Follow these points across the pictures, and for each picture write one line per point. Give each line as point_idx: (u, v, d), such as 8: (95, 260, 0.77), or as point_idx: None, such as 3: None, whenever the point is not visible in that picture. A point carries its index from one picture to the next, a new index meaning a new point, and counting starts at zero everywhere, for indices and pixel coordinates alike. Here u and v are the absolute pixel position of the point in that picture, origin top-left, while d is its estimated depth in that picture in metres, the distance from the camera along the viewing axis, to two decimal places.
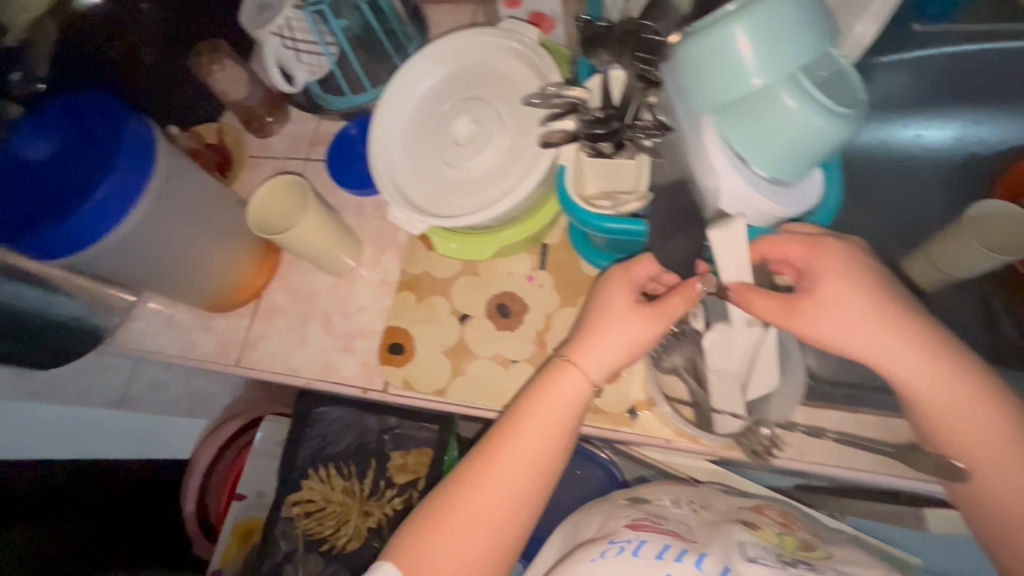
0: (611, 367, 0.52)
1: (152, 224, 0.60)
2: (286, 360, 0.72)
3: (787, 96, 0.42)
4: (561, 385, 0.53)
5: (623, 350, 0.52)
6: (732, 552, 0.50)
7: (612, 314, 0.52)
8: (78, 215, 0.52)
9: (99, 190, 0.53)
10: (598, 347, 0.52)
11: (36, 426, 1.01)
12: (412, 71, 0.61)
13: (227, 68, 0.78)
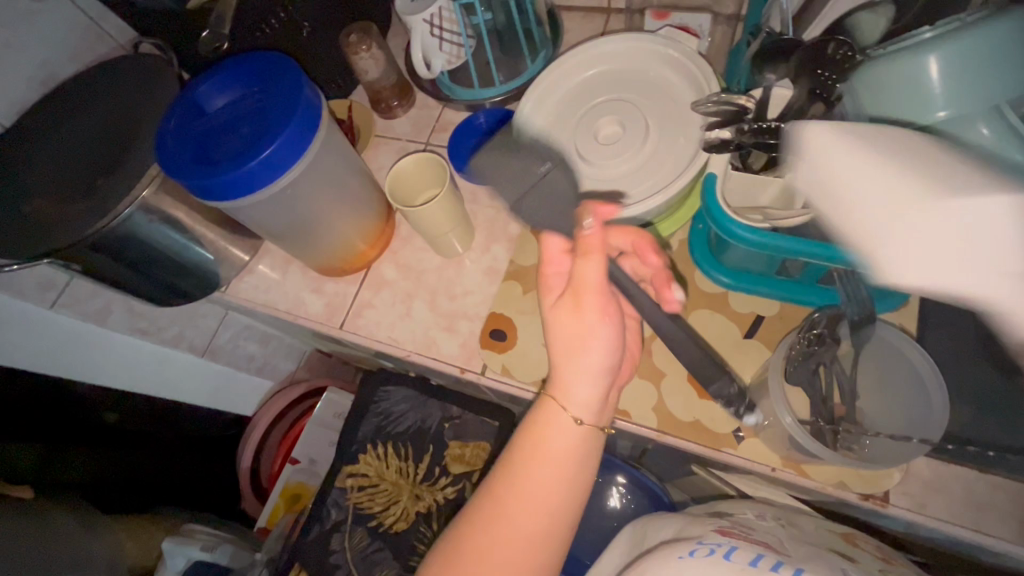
0: (588, 379, 0.54)
1: (300, 182, 0.64)
2: (389, 329, 0.75)
3: (982, 125, 0.42)
4: (549, 422, 0.53)
5: (590, 361, 0.54)
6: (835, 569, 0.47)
7: (577, 328, 0.54)
8: (250, 163, 0.56)
9: (272, 144, 0.56)
10: (575, 373, 0.54)
11: (134, 361, 1.08)
12: (562, 67, 0.63)
13: (373, 50, 0.82)
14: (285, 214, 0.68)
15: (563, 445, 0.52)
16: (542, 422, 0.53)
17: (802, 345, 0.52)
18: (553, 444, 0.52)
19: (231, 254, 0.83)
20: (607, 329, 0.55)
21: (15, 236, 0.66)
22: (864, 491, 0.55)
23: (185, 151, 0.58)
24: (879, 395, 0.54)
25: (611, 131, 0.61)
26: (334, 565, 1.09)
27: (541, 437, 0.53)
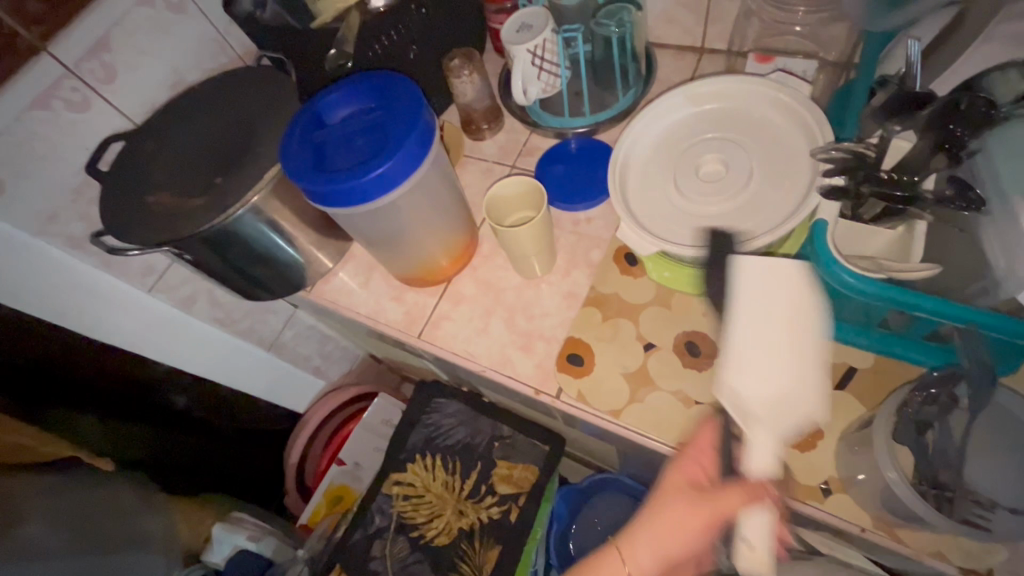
0: (652, 555, 0.53)
1: (405, 196, 0.67)
2: (466, 344, 0.76)
3: None
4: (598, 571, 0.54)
5: (666, 549, 0.53)
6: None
7: (667, 507, 0.54)
8: (367, 172, 0.59)
9: (391, 158, 0.60)
10: (648, 544, 0.53)
11: (208, 354, 1.11)
12: (668, 104, 0.65)
13: (472, 74, 0.86)
14: (384, 224, 0.71)
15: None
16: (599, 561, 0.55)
17: (917, 404, 0.50)
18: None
19: (319, 258, 0.87)
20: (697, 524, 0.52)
21: (140, 223, 0.71)
22: (964, 565, 0.52)
23: (306, 158, 0.63)
24: (1000, 467, 0.51)
25: (712, 170, 0.61)
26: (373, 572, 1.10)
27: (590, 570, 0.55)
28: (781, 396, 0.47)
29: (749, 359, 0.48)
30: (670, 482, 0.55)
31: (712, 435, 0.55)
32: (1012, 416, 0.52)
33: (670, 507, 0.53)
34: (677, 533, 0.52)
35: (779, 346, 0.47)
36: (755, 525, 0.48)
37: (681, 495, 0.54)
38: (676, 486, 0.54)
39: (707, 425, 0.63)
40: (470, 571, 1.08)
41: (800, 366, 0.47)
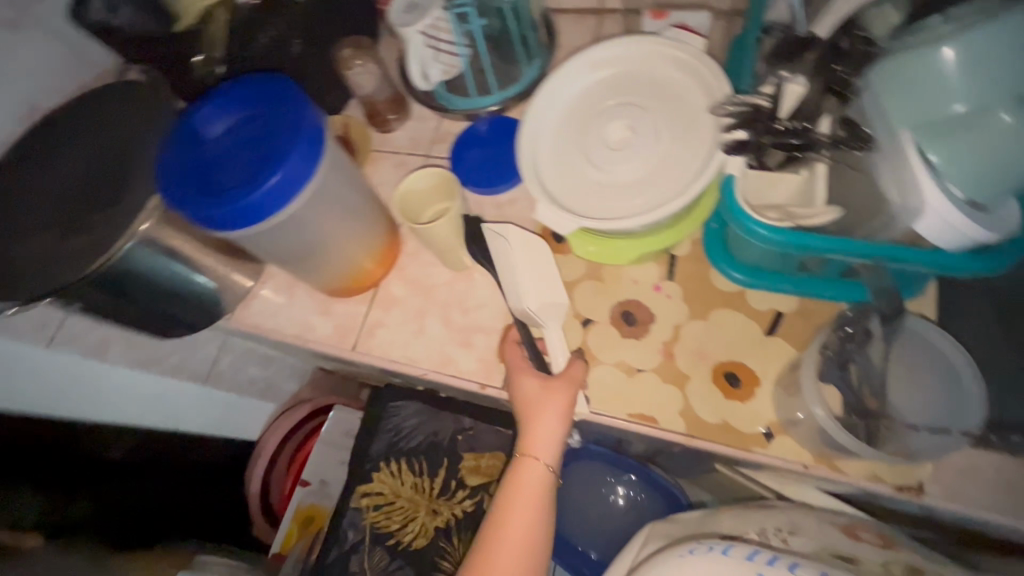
0: (550, 439, 0.61)
1: (305, 207, 0.62)
2: (403, 349, 0.73)
3: (1004, 113, 0.41)
4: (523, 475, 0.59)
5: (555, 429, 0.61)
6: (832, 566, 0.44)
7: (534, 400, 0.62)
8: (256, 194, 0.54)
9: (279, 174, 0.54)
10: (546, 430, 0.61)
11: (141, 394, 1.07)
12: (567, 74, 0.62)
13: (367, 63, 0.81)
14: (292, 239, 0.66)
15: (535, 487, 0.59)
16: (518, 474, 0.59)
17: (838, 343, 0.53)
18: (526, 492, 0.58)
19: (232, 281, 0.81)
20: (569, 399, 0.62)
21: (13, 276, 0.63)
22: (899, 483, 0.55)
23: (187, 180, 0.57)
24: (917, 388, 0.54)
25: (621, 136, 0.60)
26: None
27: (516, 485, 0.59)
28: (551, 304, 0.65)
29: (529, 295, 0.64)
30: (521, 385, 0.63)
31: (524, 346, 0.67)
32: (927, 339, 0.54)
33: (536, 400, 0.62)
34: (557, 414, 0.61)
35: (541, 274, 0.66)
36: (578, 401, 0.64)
37: (541, 385, 0.63)
38: (533, 380, 0.63)
39: (651, 391, 0.63)
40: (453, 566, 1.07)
41: (554, 287, 0.66)
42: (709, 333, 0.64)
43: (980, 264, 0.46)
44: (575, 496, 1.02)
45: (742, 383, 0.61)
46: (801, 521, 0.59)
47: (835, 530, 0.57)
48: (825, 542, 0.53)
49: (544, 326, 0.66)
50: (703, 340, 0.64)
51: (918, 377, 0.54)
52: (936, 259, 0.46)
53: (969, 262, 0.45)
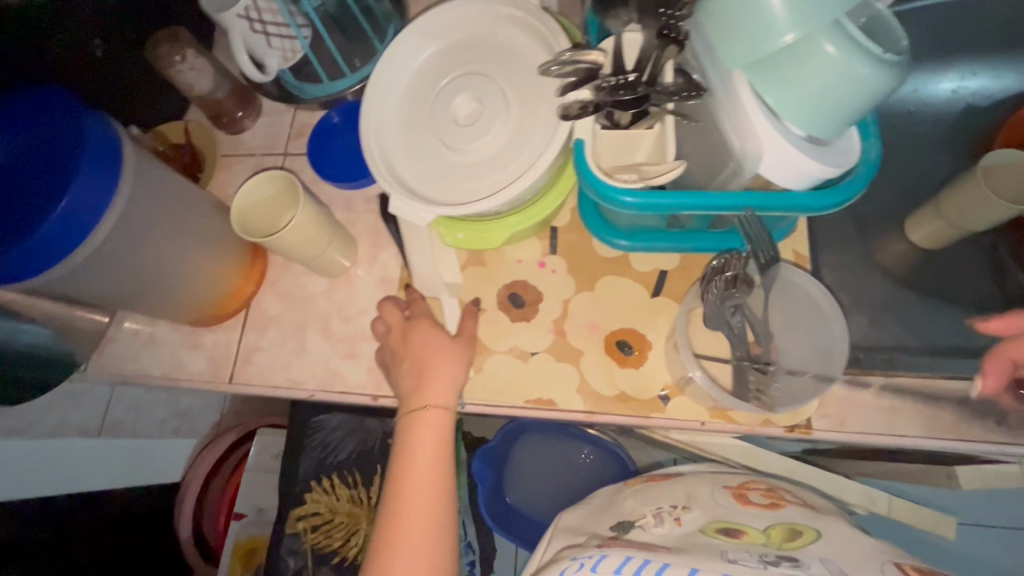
0: (449, 387, 0.58)
1: (109, 244, 0.54)
2: (285, 372, 0.67)
3: (826, 43, 0.39)
4: (424, 426, 0.57)
5: (453, 378, 0.59)
6: (709, 557, 0.44)
7: (428, 350, 0.59)
8: (12, 254, 0.47)
9: (43, 230, 0.47)
10: (444, 378, 0.58)
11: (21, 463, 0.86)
12: (400, 48, 0.56)
13: (190, 58, 0.70)
14: (117, 273, 0.58)
15: (434, 437, 0.57)
16: (416, 428, 0.57)
17: (718, 290, 0.52)
18: (426, 444, 0.57)
19: (81, 325, 0.70)
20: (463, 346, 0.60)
21: None
22: (789, 424, 0.55)
23: None
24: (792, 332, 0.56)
25: (468, 110, 0.55)
26: None
27: (415, 440, 0.57)
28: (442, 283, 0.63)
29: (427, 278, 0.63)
30: (416, 339, 0.60)
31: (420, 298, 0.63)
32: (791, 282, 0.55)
33: (432, 351, 0.59)
34: (454, 364, 0.59)
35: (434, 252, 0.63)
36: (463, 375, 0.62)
37: (436, 335, 0.60)
38: (429, 331, 0.60)
39: (546, 373, 0.61)
40: None
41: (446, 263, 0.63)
42: (597, 305, 0.62)
43: (831, 200, 0.44)
44: (515, 477, 1.02)
45: (633, 349, 0.60)
46: (696, 490, 0.62)
47: (725, 493, 0.60)
48: (716, 514, 0.55)
49: (442, 298, 0.64)
50: (592, 312, 0.62)
51: (790, 322, 0.56)
52: (790, 200, 0.45)
53: (818, 201, 0.44)
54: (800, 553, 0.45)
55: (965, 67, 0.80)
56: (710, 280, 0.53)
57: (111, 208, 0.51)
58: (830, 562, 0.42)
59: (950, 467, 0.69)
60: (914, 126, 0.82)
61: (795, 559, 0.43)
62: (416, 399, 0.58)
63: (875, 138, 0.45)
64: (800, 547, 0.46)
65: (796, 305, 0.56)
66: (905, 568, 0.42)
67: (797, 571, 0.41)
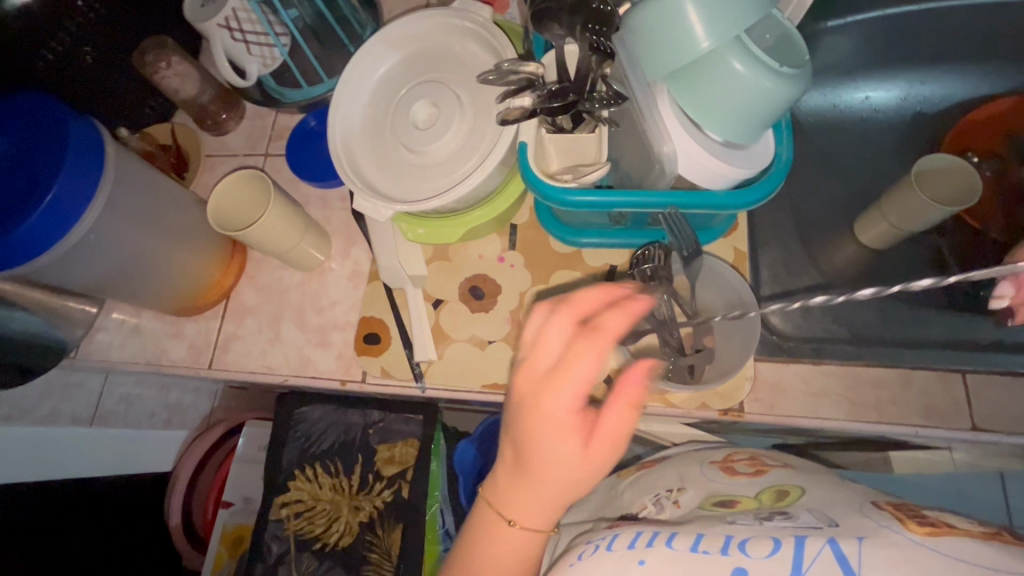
0: (553, 507, 0.42)
1: (91, 238, 0.58)
2: (260, 359, 0.71)
3: (734, 61, 0.44)
4: (499, 537, 0.44)
5: (565, 499, 0.42)
6: (711, 522, 0.47)
7: (542, 457, 0.40)
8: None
9: (20, 226, 0.51)
10: (553, 496, 0.41)
11: (14, 448, 0.90)
12: (366, 57, 0.61)
13: (175, 64, 0.75)
14: (102, 263, 0.63)
15: (506, 559, 0.44)
16: (491, 539, 0.44)
17: (639, 281, 0.60)
18: (497, 563, 0.44)
19: (70, 313, 0.74)
20: (596, 463, 0.40)
21: None
22: (722, 408, 0.59)
23: None
24: (721, 326, 0.61)
25: (427, 114, 0.60)
26: None
27: (485, 549, 0.44)
28: (406, 270, 0.67)
29: (389, 270, 0.67)
30: (543, 434, 0.40)
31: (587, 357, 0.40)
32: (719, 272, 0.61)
33: (555, 462, 0.40)
34: (575, 485, 0.41)
35: (395, 244, 0.67)
36: (422, 355, 0.66)
37: (569, 439, 0.40)
38: (564, 430, 0.40)
39: (503, 360, 0.65)
40: (382, 557, 0.97)
41: (411, 254, 0.67)
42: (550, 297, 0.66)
43: (747, 199, 0.49)
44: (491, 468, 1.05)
45: None
46: (686, 470, 0.62)
47: (713, 468, 0.61)
48: (709, 489, 0.57)
49: (405, 288, 0.67)
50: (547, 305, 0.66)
51: (721, 317, 0.61)
52: (711, 199, 0.49)
53: (742, 199, 0.48)
54: (793, 508, 0.48)
55: (912, 77, 0.84)
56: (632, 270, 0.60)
57: (85, 210, 0.55)
58: (816, 511, 0.46)
59: (885, 455, 0.73)
60: (863, 129, 0.86)
61: (787, 513, 0.47)
62: (505, 506, 0.43)
63: (787, 143, 0.50)
64: (791, 502, 0.49)
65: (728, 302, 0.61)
66: (881, 503, 0.45)
67: (788, 520, 0.44)
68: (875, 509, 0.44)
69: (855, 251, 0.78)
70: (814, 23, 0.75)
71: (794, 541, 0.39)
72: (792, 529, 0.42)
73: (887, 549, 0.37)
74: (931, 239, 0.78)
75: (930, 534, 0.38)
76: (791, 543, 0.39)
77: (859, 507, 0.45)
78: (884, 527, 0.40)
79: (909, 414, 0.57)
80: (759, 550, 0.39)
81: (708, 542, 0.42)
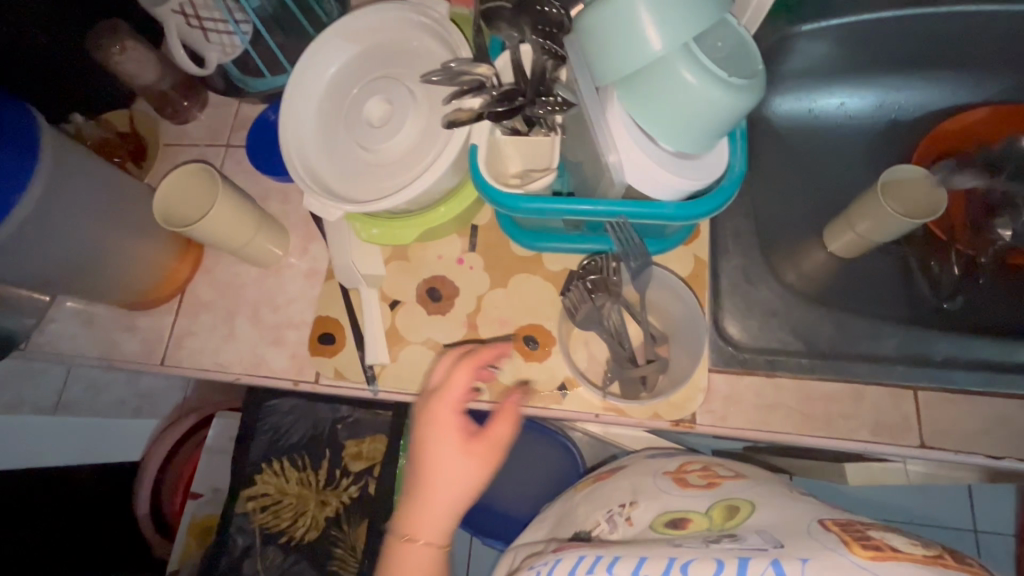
0: (447, 518, 0.47)
1: (30, 231, 0.57)
2: (213, 356, 0.70)
3: (684, 70, 0.42)
4: (402, 566, 0.46)
5: (460, 507, 0.47)
6: (658, 545, 0.46)
7: (431, 463, 0.47)
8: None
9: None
10: (444, 506, 0.47)
11: None
12: (319, 51, 0.59)
13: (129, 50, 0.71)
14: (43, 256, 0.60)
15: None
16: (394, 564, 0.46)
17: (583, 291, 0.60)
18: None
19: (18, 304, 0.72)
20: (480, 467, 0.47)
21: None
22: (674, 418, 0.59)
23: None
24: (672, 335, 0.62)
25: (380, 112, 0.58)
26: None
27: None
28: (358, 267, 0.65)
29: (344, 270, 0.66)
30: (429, 441, 0.48)
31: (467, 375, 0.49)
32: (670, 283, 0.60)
33: (443, 468, 0.47)
34: (467, 490, 0.47)
35: (349, 243, 0.65)
36: (375, 356, 0.65)
37: (452, 441, 0.47)
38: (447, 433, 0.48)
39: None
40: (348, 551, 0.96)
41: (368, 255, 0.66)
42: (508, 301, 0.65)
43: (696, 211, 0.48)
44: None
45: (538, 345, 0.63)
46: (639, 481, 0.61)
47: (666, 479, 0.59)
48: (662, 503, 0.55)
49: (360, 289, 0.66)
50: (504, 309, 0.65)
51: (673, 327, 0.62)
52: (662, 209, 0.48)
53: (691, 211, 0.47)
54: (741, 529, 0.47)
55: (888, 85, 0.83)
56: (576, 280, 0.61)
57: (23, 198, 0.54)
58: (765, 532, 0.45)
59: (842, 466, 0.73)
60: (837, 136, 0.85)
61: (736, 535, 0.46)
62: (402, 526, 0.47)
63: (741, 153, 0.49)
64: (740, 522, 0.48)
65: (674, 310, 0.62)
66: (826, 523, 0.44)
67: (734, 543, 0.43)
68: (822, 532, 0.42)
69: (823, 260, 0.77)
70: (789, 27, 0.73)
71: (738, 561, 0.39)
72: (738, 551, 0.41)
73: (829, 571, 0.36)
74: (898, 250, 0.78)
75: (874, 558, 0.37)
76: (734, 563, 0.39)
77: (803, 529, 0.43)
78: (829, 549, 0.39)
79: (857, 429, 0.57)
80: (703, 570, 0.39)
81: (651, 566, 0.42)
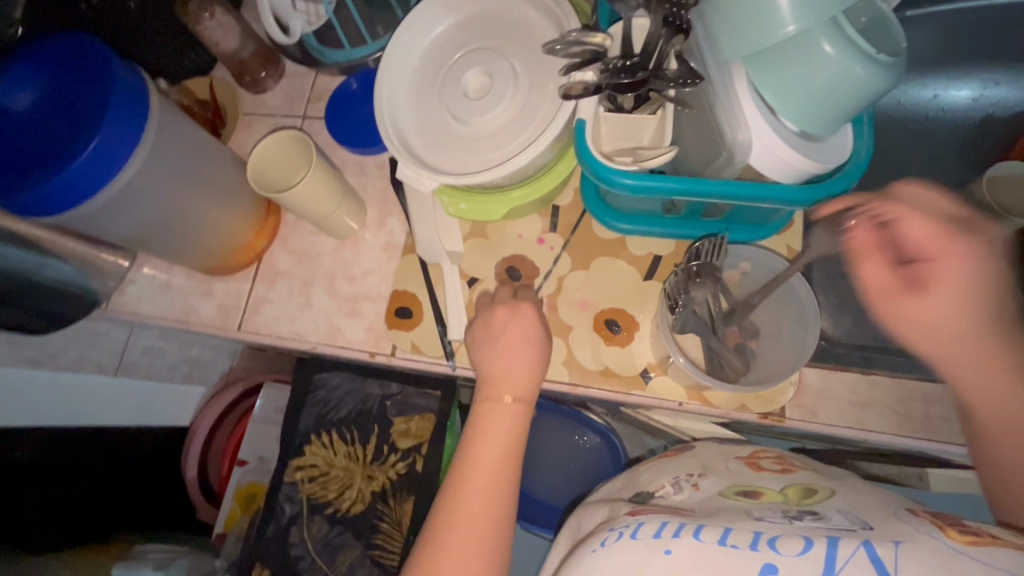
0: (521, 373, 0.57)
1: (129, 189, 0.57)
2: (289, 324, 0.71)
3: (827, 44, 0.40)
4: (491, 417, 0.55)
5: (532, 372, 0.57)
6: (736, 516, 0.42)
7: (505, 323, 0.60)
8: (20, 194, 0.50)
9: (67, 164, 0.50)
10: (517, 359, 0.57)
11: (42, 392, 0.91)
12: (419, 19, 0.58)
13: (218, 15, 0.72)
14: (139, 212, 0.61)
15: (501, 432, 0.53)
16: (487, 414, 0.55)
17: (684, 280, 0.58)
18: (494, 433, 0.53)
19: (101, 264, 0.73)
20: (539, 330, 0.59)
21: None
22: (761, 411, 0.58)
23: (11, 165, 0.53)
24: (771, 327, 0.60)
25: (478, 84, 0.58)
26: (296, 557, 0.91)
27: (483, 424, 0.54)
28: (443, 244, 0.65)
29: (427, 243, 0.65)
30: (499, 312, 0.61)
31: (520, 321, 0.60)
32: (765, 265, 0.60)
33: (515, 326, 0.59)
34: (535, 348, 0.58)
35: (436, 219, 0.65)
36: (456, 332, 0.64)
37: (522, 308, 0.60)
38: (518, 314, 0.60)
39: None
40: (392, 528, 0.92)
41: (449, 232, 0.66)
42: (590, 283, 0.64)
43: (814, 197, 0.46)
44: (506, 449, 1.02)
45: (621, 328, 0.62)
46: (707, 460, 0.58)
47: (738, 463, 0.56)
48: (733, 479, 0.52)
49: (442, 264, 0.66)
50: (588, 289, 0.64)
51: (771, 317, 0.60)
52: (783, 192, 0.46)
53: (811, 195, 0.46)
54: (821, 507, 0.43)
55: (990, 75, 0.78)
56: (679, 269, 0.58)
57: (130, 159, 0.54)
58: (849, 513, 0.41)
59: (920, 471, 0.68)
60: (928, 129, 0.81)
61: (816, 513, 0.42)
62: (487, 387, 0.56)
63: (868, 138, 0.47)
64: (820, 502, 0.45)
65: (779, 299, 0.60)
66: (915, 510, 0.41)
67: (818, 522, 0.40)
68: (911, 515, 0.39)
69: None
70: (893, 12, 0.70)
71: (826, 540, 0.35)
72: (823, 530, 0.38)
73: (924, 555, 0.33)
74: None
75: (972, 544, 0.34)
76: (824, 541, 0.36)
77: (893, 513, 0.40)
78: (921, 533, 0.36)
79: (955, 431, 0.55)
80: (790, 546, 0.36)
81: (738, 535, 0.38)
